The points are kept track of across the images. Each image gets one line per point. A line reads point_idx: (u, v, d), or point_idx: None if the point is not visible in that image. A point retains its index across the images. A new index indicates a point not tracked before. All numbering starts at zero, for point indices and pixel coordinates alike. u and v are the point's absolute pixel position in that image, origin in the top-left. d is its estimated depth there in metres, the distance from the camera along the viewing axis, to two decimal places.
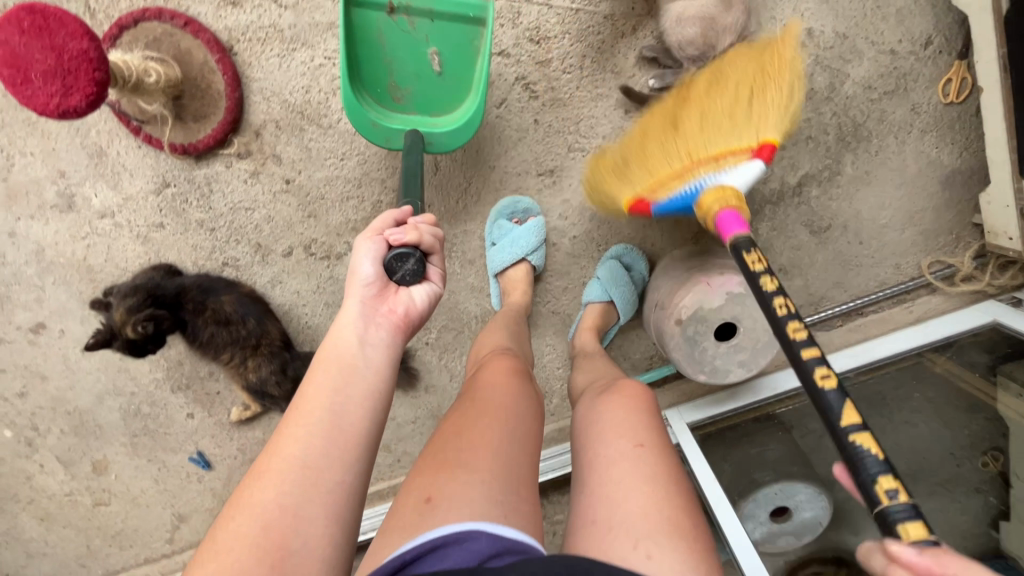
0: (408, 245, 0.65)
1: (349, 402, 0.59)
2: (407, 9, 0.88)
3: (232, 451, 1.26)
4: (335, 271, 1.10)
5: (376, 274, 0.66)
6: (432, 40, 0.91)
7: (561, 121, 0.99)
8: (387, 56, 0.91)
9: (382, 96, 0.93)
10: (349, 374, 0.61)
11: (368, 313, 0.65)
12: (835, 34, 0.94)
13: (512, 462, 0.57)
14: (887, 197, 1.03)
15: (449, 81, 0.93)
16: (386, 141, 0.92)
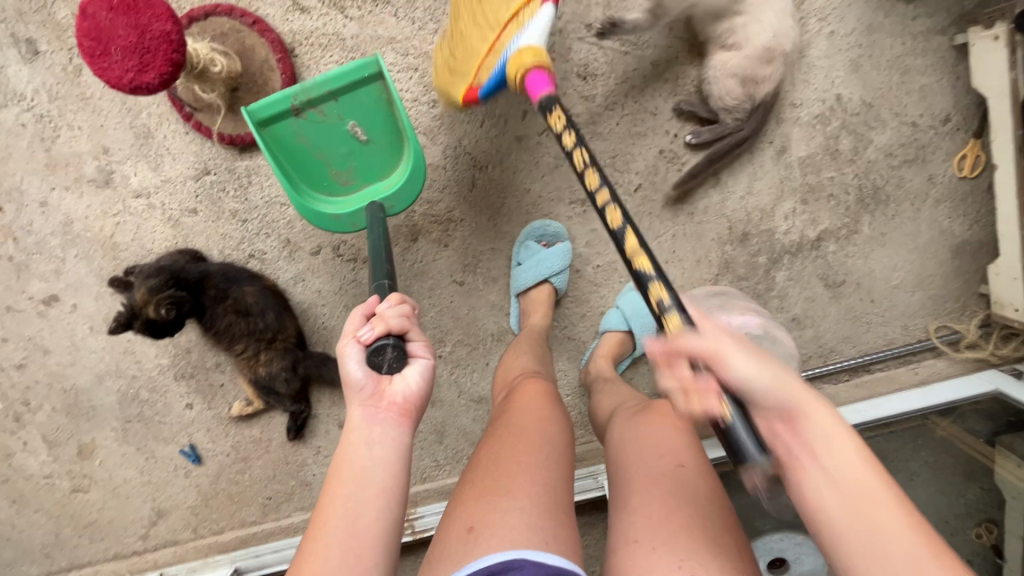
0: (377, 341, 0.61)
1: (368, 500, 0.57)
2: (310, 102, 0.90)
3: (226, 448, 1.24)
4: (359, 274, 1.11)
5: (367, 374, 0.62)
6: (346, 116, 0.93)
7: (598, 153, 1.04)
8: (317, 151, 0.95)
9: (330, 185, 0.98)
10: (362, 474, 0.58)
11: (370, 410, 0.61)
12: (862, 102, 1.00)
13: (551, 485, 0.58)
14: (899, 259, 1.07)
15: (380, 144, 0.96)
16: (352, 226, 0.94)
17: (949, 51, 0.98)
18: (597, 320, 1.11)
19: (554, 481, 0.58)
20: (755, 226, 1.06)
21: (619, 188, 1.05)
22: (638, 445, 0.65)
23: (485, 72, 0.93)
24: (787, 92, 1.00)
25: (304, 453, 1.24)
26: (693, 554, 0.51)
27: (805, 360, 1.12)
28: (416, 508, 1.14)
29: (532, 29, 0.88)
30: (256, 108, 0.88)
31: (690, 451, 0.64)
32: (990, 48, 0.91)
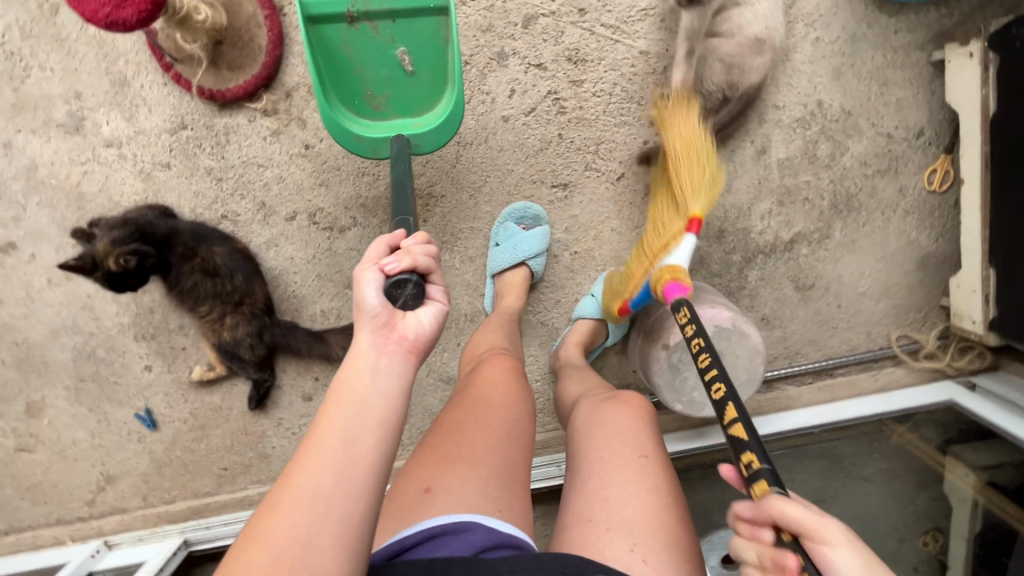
0: (406, 267, 0.55)
1: (366, 427, 0.51)
2: (367, 14, 0.90)
3: (183, 414, 1.20)
4: (334, 244, 1.10)
5: (381, 305, 0.55)
6: (398, 39, 0.92)
7: (583, 139, 1.04)
8: (357, 65, 0.94)
9: (359, 106, 0.96)
10: (364, 401, 0.52)
11: (375, 346, 0.55)
12: (841, 109, 1.03)
13: (512, 457, 0.58)
14: (867, 267, 1.10)
15: (423, 80, 0.95)
16: (372, 152, 0.94)
17: (927, 66, 1.01)
18: (570, 308, 1.12)
19: (514, 456, 0.58)
20: (731, 224, 1.07)
21: (603, 175, 1.05)
22: (601, 427, 0.65)
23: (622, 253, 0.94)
24: (770, 94, 1.02)
25: (264, 424, 1.21)
26: (643, 540, 0.52)
27: (771, 360, 1.14)
28: None
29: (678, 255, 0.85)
30: (310, 1, 0.87)
31: (650, 435, 0.64)
32: (965, 64, 0.94)
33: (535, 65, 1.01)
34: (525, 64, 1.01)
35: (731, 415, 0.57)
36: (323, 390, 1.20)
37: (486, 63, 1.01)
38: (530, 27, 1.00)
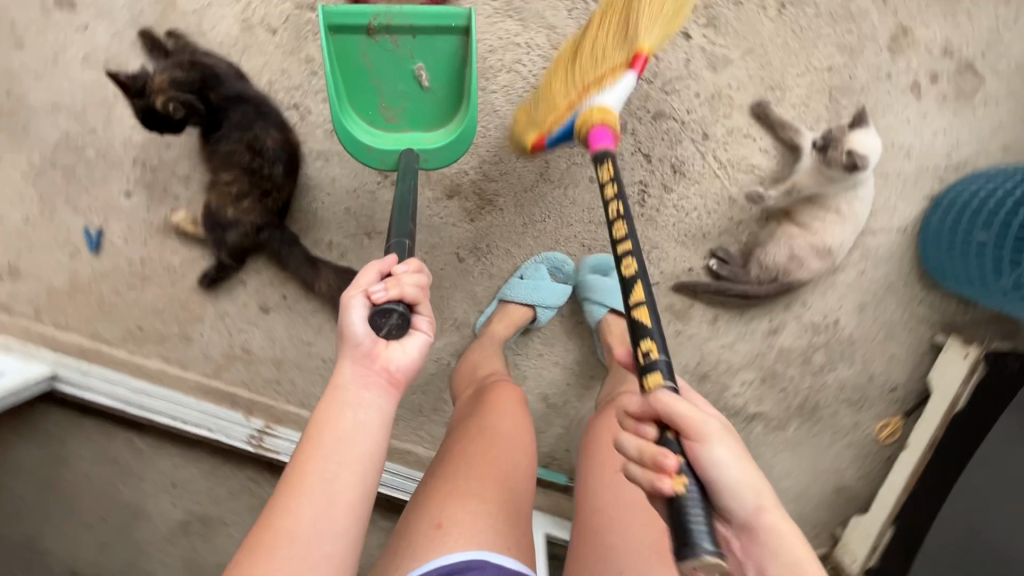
0: (391, 300, 0.59)
1: (346, 469, 0.56)
2: (387, 28, 0.89)
3: (132, 255, 1.11)
4: (380, 191, 1.08)
5: (368, 336, 0.59)
6: (416, 55, 0.92)
7: (643, 237, 1.09)
8: (375, 78, 0.94)
9: (373, 117, 0.96)
10: (344, 443, 0.57)
11: (358, 374, 0.60)
12: (851, 336, 1.13)
13: (515, 499, 0.62)
14: (797, 472, 1.19)
15: (437, 95, 0.96)
16: (380, 163, 0.94)
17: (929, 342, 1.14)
18: (547, 368, 1.14)
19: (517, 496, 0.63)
20: (716, 374, 1.14)
21: None
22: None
23: (556, 119, 0.89)
24: (806, 292, 1.11)
25: (207, 309, 1.14)
26: None
27: None
28: (274, 427, 1.16)
29: (611, 95, 0.86)
30: (333, 11, 0.87)
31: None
32: (955, 360, 1.07)
33: (644, 155, 1.06)
34: (635, 146, 1.05)
35: (653, 380, 0.56)
36: (282, 310, 1.15)
37: None
38: (656, 121, 1.04)
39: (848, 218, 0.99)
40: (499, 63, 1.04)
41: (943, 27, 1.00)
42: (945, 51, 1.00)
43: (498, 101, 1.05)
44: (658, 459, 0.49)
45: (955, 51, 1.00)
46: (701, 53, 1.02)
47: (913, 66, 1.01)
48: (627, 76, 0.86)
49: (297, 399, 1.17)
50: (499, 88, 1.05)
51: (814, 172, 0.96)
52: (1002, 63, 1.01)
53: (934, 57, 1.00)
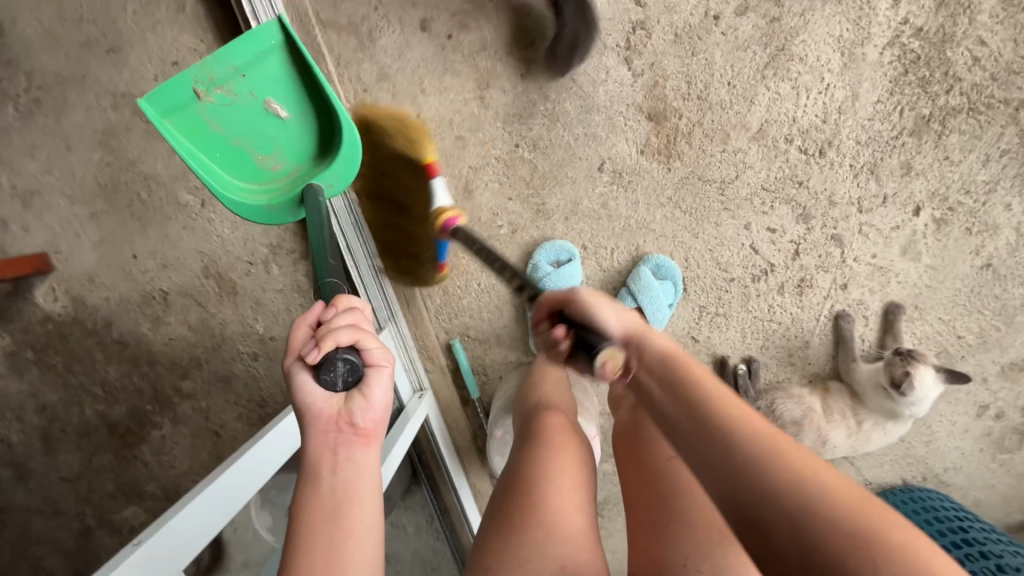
0: (328, 353, 0.56)
1: (349, 511, 0.56)
2: (215, 85, 0.79)
3: None
4: (606, 46, 1.00)
5: (327, 396, 0.58)
6: (259, 94, 0.82)
7: (724, 300, 1.10)
8: (234, 138, 0.83)
9: (253, 174, 0.86)
10: (335, 492, 0.56)
11: (326, 441, 0.58)
12: None
13: (557, 547, 0.61)
14: (614, 546, 1.28)
15: (303, 121, 0.85)
16: (290, 216, 0.85)
17: None
18: None
19: (573, 504, 0.67)
20: None
21: (695, 325, 1.12)
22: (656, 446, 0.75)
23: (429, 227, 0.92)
24: None
25: None
26: None
27: None
28: None
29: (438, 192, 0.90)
30: (151, 96, 0.76)
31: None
32: None
33: (794, 254, 1.06)
34: (796, 239, 1.05)
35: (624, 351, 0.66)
36: (432, 42, 1.03)
37: (796, 205, 1.04)
38: (830, 240, 1.05)
39: (859, 434, 1.05)
40: (795, 75, 0.98)
41: None
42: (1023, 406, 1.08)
43: (762, 98, 1.00)
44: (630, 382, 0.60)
45: None
46: (908, 233, 1.03)
47: (997, 394, 1.08)
48: (437, 183, 0.90)
49: None
50: (771, 90, 0.99)
51: (872, 373, 1.03)
52: None
53: (1014, 403, 1.08)
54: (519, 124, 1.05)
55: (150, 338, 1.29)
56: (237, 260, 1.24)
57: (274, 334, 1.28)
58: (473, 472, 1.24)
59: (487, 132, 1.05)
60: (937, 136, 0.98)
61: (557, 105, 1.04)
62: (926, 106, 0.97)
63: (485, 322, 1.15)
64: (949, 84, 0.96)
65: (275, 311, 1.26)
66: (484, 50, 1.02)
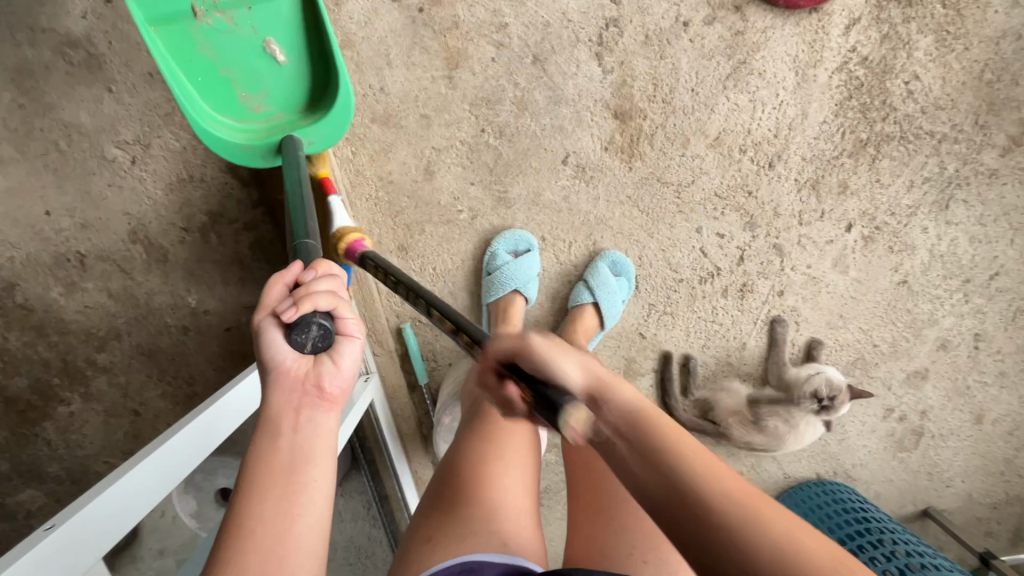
0: (306, 315, 0.58)
1: (309, 473, 0.59)
2: (217, 7, 0.79)
3: None
4: (580, 40, 1.01)
5: (296, 356, 0.61)
6: (259, 30, 0.83)
7: (672, 300, 1.14)
8: (223, 69, 0.84)
9: (233, 108, 0.87)
10: (295, 452, 0.59)
11: (289, 400, 0.60)
12: None
13: (508, 497, 0.65)
14: (549, 534, 1.31)
15: (295, 70, 0.87)
16: (263, 159, 0.88)
17: None
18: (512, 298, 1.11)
19: (517, 482, 0.68)
20: None
21: (644, 322, 1.16)
22: (600, 438, 0.78)
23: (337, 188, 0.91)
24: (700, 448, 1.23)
25: None
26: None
27: None
28: None
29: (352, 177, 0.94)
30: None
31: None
32: None
33: (740, 259, 1.12)
34: (742, 246, 1.11)
35: None
36: (402, 14, 0.99)
37: (744, 212, 1.09)
38: (771, 248, 1.11)
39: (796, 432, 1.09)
40: (754, 89, 1.03)
41: (939, 399, 1.20)
42: (922, 410, 1.20)
43: (721, 108, 1.04)
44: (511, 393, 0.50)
45: (925, 417, 1.21)
46: (840, 247, 1.11)
47: (901, 399, 1.20)
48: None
49: None
50: (731, 100, 1.04)
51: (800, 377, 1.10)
52: (931, 452, 1.23)
53: (914, 407, 1.20)
54: (487, 109, 1.03)
55: (61, 305, 1.17)
56: (170, 226, 1.14)
57: (208, 307, 1.19)
58: (414, 458, 1.23)
59: (454, 114, 1.03)
60: (872, 159, 1.07)
61: (526, 94, 1.03)
62: (865, 130, 1.05)
63: (437, 308, 1.13)
64: (884, 112, 1.04)
65: (210, 283, 1.18)
66: (456, 29, 1.00)
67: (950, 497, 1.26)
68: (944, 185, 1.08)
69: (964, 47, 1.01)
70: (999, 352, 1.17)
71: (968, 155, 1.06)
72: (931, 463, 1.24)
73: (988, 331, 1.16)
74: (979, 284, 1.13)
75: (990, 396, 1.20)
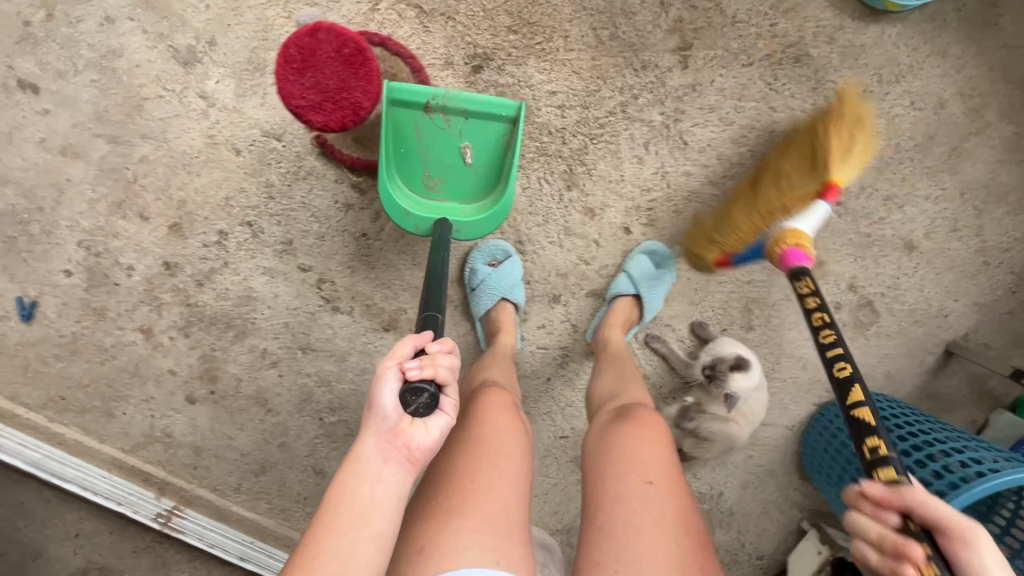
0: (423, 378, 0.58)
1: (381, 513, 0.58)
2: (443, 108, 0.92)
3: (65, 330, 1.12)
4: (318, 314, 1.11)
5: (397, 409, 0.59)
6: (464, 136, 0.95)
7: (561, 396, 1.16)
8: (421, 150, 0.95)
9: (416, 184, 0.98)
10: (372, 500, 0.58)
11: (380, 449, 0.59)
12: (729, 509, 1.23)
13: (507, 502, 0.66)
14: None
15: (478, 173, 0.97)
16: (414, 228, 0.93)
17: (796, 525, 1.23)
18: None
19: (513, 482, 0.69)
20: None
21: (556, 425, 1.18)
22: (598, 472, 0.73)
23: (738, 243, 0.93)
24: (698, 467, 1.19)
25: (131, 394, 1.16)
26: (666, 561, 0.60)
27: None
28: (186, 508, 1.19)
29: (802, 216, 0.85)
30: (394, 87, 0.90)
31: (657, 463, 0.71)
32: (808, 551, 1.18)
33: (575, 327, 1.12)
34: (567, 318, 1.11)
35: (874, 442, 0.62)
36: (208, 406, 1.16)
37: (541, 296, 1.10)
38: (588, 298, 1.10)
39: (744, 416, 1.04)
40: None
41: (853, 266, 1.08)
42: (850, 286, 1.09)
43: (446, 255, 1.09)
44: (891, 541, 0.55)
45: (858, 288, 1.09)
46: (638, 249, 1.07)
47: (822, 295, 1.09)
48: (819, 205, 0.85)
49: (211, 486, 1.21)
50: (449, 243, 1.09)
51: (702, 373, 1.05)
52: (897, 305, 1.10)
53: (840, 289, 1.09)
54: (310, 405, 1.17)
55: None
56: None
57: None
58: None
59: (297, 426, 1.18)
60: (589, 174, 1.04)
61: (320, 372, 1.14)
62: (562, 162, 1.03)
63: None
64: (558, 138, 1.01)
65: None
66: (245, 380, 1.15)
67: (958, 322, 1.11)
68: (666, 131, 1.01)
69: (564, 38, 0.97)
70: (865, 187, 1.04)
71: (658, 95, 0.99)
72: (909, 313, 1.10)
73: None
74: None
75: (898, 222, 1.06)
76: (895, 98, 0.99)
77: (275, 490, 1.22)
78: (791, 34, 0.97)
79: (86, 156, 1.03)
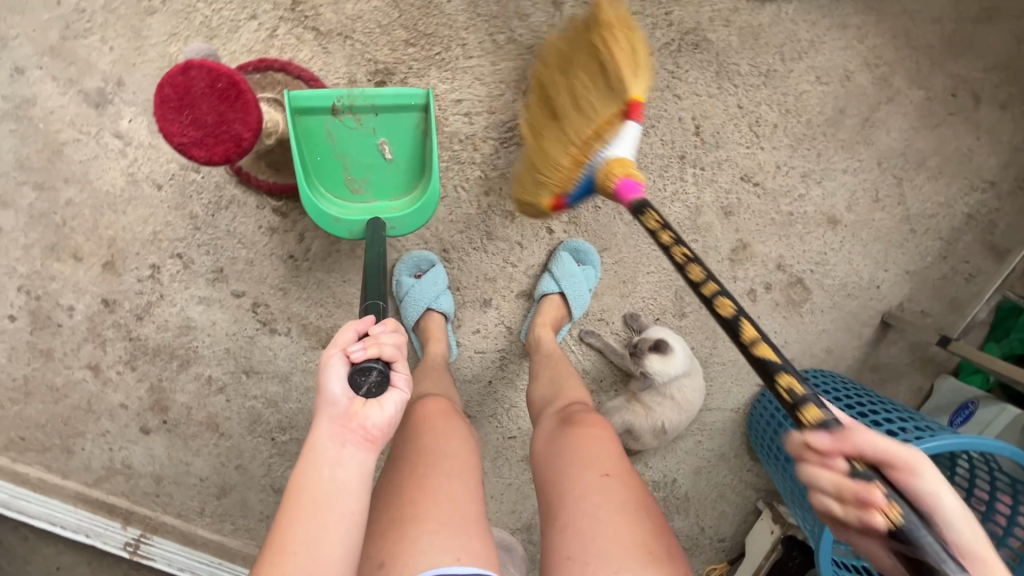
0: (368, 356, 0.54)
1: (340, 516, 0.53)
2: (351, 108, 0.90)
3: (16, 373, 1.15)
4: (257, 337, 1.13)
5: (346, 394, 0.55)
6: (380, 131, 0.93)
7: (504, 397, 1.18)
8: (338, 154, 0.94)
9: (339, 189, 0.96)
10: (328, 497, 0.53)
11: (335, 435, 0.54)
12: (684, 495, 1.23)
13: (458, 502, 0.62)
14: None
15: (403, 168, 0.96)
16: (347, 233, 0.90)
17: (753, 505, 1.24)
18: None
19: (466, 488, 0.64)
20: None
21: (503, 426, 1.19)
22: (557, 466, 0.68)
23: None
24: (648, 457, 1.20)
25: (87, 429, 1.19)
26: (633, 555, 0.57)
27: None
28: (152, 535, 1.22)
29: None
30: (297, 95, 0.87)
31: (613, 455, 0.67)
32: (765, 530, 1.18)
33: (510, 329, 1.13)
34: (500, 320, 1.13)
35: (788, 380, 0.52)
36: (162, 435, 1.19)
37: (472, 302, 1.11)
38: (519, 299, 1.11)
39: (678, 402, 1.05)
40: None
41: (779, 245, 1.07)
42: (779, 266, 1.08)
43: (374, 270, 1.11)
44: (853, 489, 0.45)
45: (786, 267, 1.08)
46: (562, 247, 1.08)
47: (751, 277, 1.08)
48: None
49: (176, 512, 1.24)
50: None
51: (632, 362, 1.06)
52: (828, 281, 1.09)
53: (768, 270, 1.08)
54: (260, 426, 1.19)
55: None
56: None
57: None
58: None
59: (251, 447, 1.20)
60: (504, 177, 1.04)
61: (266, 393, 1.17)
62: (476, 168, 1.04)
63: None
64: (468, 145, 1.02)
65: None
66: (195, 407, 1.18)
67: (890, 291, 1.10)
68: None
69: (462, 47, 0.98)
70: (781, 165, 1.03)
71: None
72: (840, 287, 1.10)
73: (750, 165, 1.03)
74: (696, 148, 1.02)
75: (819, 198, 1.05)
76: (800, 75, 0.99)
77: (237, 511, 1.24)
78: (687, 21, 0.97)
79: (15, 203, 1.06)
